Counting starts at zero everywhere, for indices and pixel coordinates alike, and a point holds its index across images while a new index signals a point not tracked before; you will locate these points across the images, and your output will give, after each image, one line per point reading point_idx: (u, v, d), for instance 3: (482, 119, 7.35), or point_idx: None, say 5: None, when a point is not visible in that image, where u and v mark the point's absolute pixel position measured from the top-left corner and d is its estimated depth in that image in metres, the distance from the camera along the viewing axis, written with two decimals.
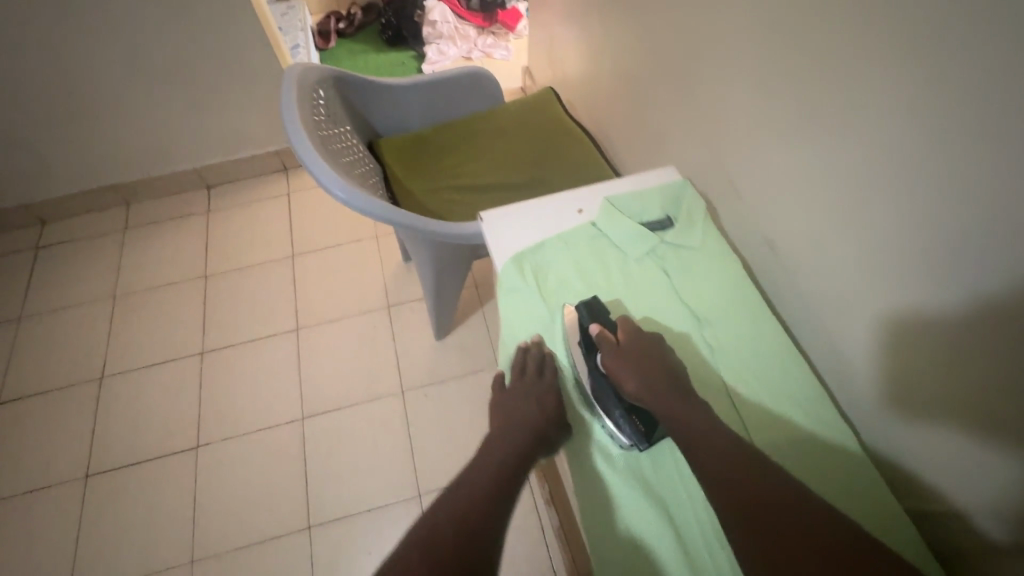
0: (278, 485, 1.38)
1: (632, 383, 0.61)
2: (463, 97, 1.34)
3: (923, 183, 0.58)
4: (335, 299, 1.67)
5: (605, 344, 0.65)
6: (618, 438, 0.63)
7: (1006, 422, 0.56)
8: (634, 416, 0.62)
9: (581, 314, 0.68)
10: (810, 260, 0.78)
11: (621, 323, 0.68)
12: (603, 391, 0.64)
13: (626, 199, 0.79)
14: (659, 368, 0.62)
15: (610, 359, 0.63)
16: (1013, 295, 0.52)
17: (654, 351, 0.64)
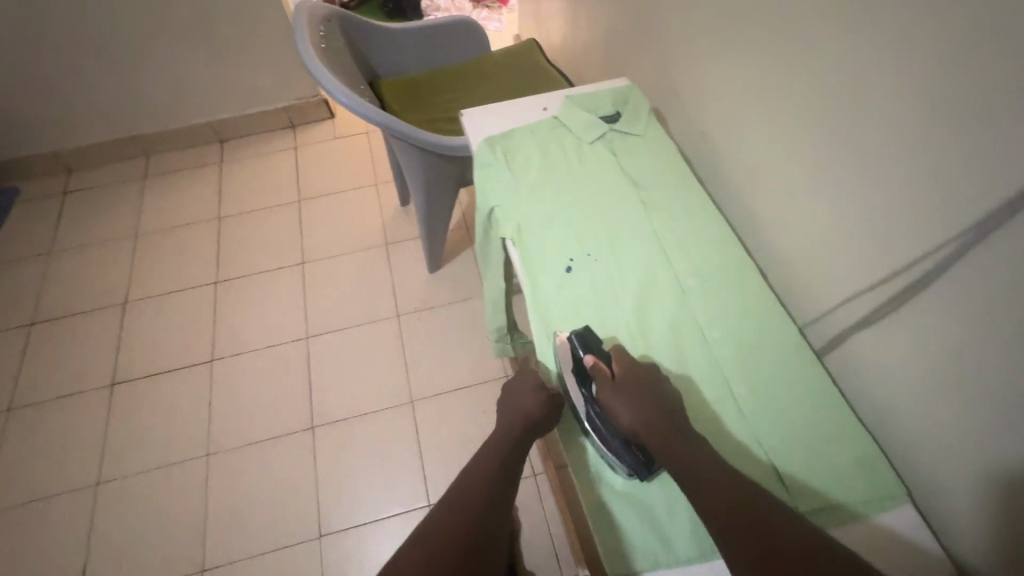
0: (286, 393, 1.53)
1: (627, 418, 0.64)
2: (454, 45, 1.51)
3: (819, 54, 0.72)
4: (338, 238, 1.82)
5: (600, 379, 0.67)
6: (619, 467, 0.66)
7: (882, 231, 0.69)
8: (632, 446, 0.66)
9: (573, 343, 0.70)
10: (733, 142, 0.93)
11: (615, 353, 0.70)
12: (600, 425, 0.67)
13: (583, 98, 0.95)
14: (652, 398, 0.65)
15: (607, 394, 0.66)
16: (874, 116, 0.66)
17: (648, 382, 0.67)
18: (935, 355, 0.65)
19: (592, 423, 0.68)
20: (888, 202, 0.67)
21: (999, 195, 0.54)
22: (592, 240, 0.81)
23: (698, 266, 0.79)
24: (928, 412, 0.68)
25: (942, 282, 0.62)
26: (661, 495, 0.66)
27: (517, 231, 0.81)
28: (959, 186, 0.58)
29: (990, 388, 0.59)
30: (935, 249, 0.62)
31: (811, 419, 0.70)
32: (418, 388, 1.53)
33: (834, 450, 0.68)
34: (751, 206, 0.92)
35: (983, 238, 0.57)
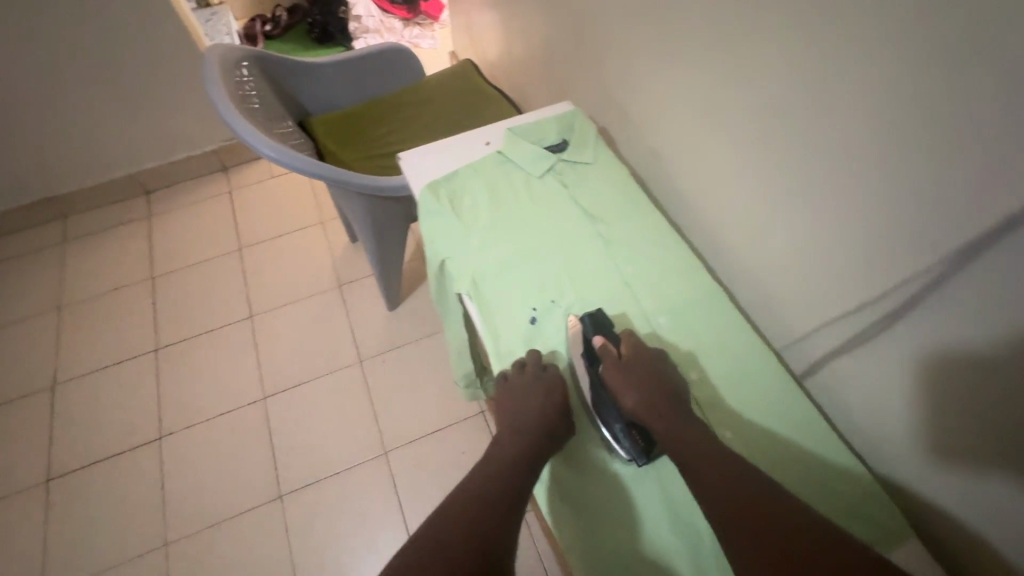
0: (247, 462, 1.42)
1: (630, 399, 0.64)
2: (385, 72, 1.43)
3: (768, 68, 0.68)
4: (287, 284, 1.71)
5: (607, 358, 0.67)
6: (618, 452, 0.65)
7: (854, 260, 0.66)
8: (633, 430, 0.64)
9: (585, 326, 0.70)
10: (686, 161, 0.90)
11: (624, 336, 0.70)
12: (604, 405, 0.66)
13: (527, 129, 0.89)
14: (657, 384, 0.65)
15: (613, 374, 0.65)
16: (833, 132, 0.63)
17: (654, 366, 0.67)
18: (920, 382, 0.63)
19: (596, 403, 0.67)
20: (859, 228, 0.64)
21: (981, 222, 0.51)
22: (554, 286, 0.75)
23: (668, 300, 0.75)
24: (919, 428, 0.65)
25: (919, 310, 0.60)
26: (657, 480, 0.64)
27: (473, 286, 0.75)
28: (928, 210, 0.56)
29: (985, 413, 0.56)
30: (909, 274, 0.59)
31: (802, 456, 0.67)
32: (391, 437, 1.45)
33: (832, 497, 0.65)
34: (710, 222, 0.89)
35: (960, 270, 0.54)
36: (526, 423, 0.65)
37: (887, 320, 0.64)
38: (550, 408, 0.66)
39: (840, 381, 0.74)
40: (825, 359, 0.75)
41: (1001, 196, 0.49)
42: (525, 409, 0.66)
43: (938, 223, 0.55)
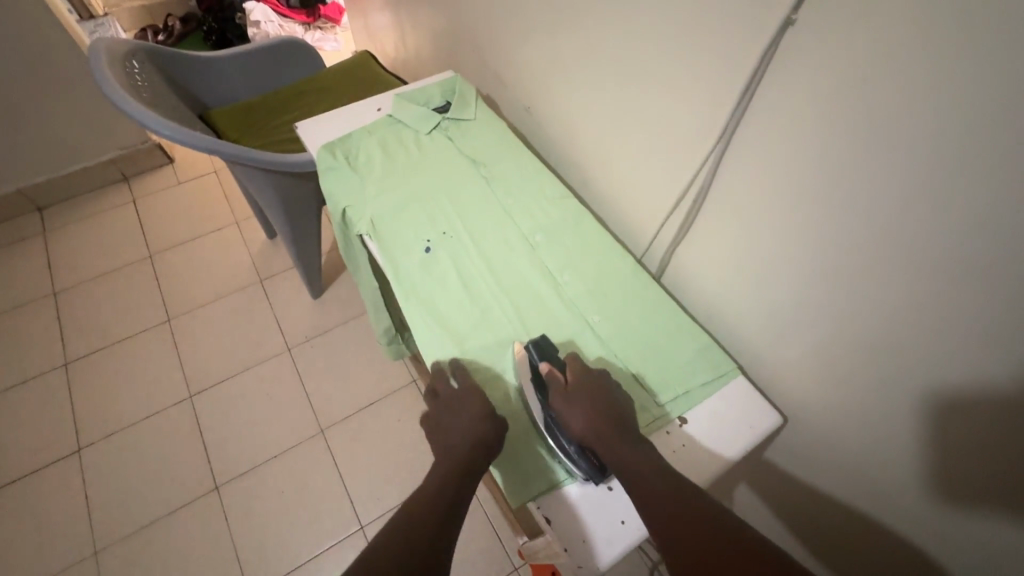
0: (178, 459, 1.41)
1: (581, 424, 0.64)
2: (283, 63, 1.49)
3: (600, 20, 0.81)
4: (204, 284, 1.71)
5: (555, 385, 0.67)
6: (574, 472, 0.65)
7: (670, 162, 0.81)
8: (587, 452, 0.65)
9: (531, 353, 0.71)
10: (553, 112, 1.03)
11: (570, 360, 0.71)
12: (555, 433, 0.66)
13: (412, 94, 1.00)
14: (604, 407, 0.65)
15: (560, 400, 0.66)
16: (642, 60, 0.77)
17: (599, 388, 0.67)
18: (727, 248, 0.78)
19: (549, 432, 0.66)
20: (671, 135, 0.78)
21: (728, 101, 0.67)
22: (444, 220, 0.86)
23: (542, 223, 0.86)
24: (734, 285, 0.80)
25: (716, 187, 0.75)
26: (607, 500, 0.66)
27: (370, 225, 0.84)
28: (705, 107, 0.71)
29: (771, 257, 0.72)
30: (704, 158, 0.74)
31: (661, 329, 0.77)
32: (326, 416, 1.48)
33: (693, 352, 0.75)
34: (583, 164, 1.01)
35: (730, 142, 0.70)
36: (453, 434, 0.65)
37: (695, 204, 0.80)
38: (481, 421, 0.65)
39: (681, 269, 0.88)
40: (671, 255, 0.89)
41: (738, 80, 0.65)
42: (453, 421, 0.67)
43: (715, 114, 0.70)
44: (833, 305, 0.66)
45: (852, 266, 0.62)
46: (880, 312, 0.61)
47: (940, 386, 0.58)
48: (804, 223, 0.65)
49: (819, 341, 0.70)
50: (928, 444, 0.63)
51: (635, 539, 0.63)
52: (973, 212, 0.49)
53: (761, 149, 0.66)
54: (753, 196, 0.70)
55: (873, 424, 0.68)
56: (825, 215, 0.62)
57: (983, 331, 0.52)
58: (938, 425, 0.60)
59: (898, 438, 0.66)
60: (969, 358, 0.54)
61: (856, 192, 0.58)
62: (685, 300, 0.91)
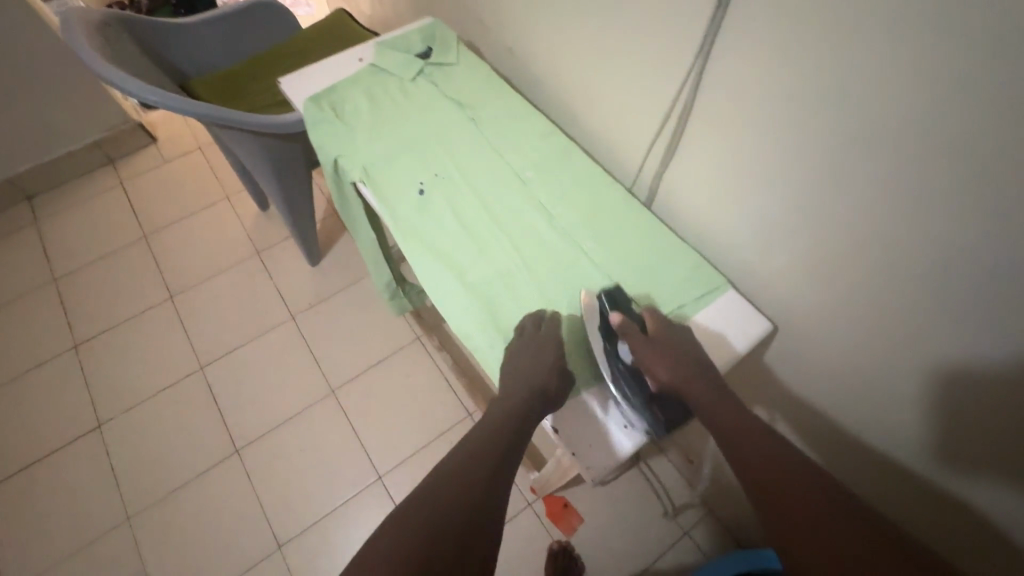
0: (197, 427, 1.45)
1: (664, 372, 0.66)
2: (258, 26, 1.46)
3: None
4: (202, 261, 1.72)
5: (632, 335, 0.69)
6: (635, 423, 0.67)
7: (652, 88, 0.81)
8: (657, 404, 0.67)
9: (602, 302, 0.73)
10: (535, 51, 1.02)
11: (643, 314, 0.73)
12: (626, 383, 0.67)
13: (393, 42, 0.99)
14: (687, 357, 0.68)
15: (641, 348, 0.68)
16: None
17: (679, 339, 0.70)
18: (711, 171, 0.79)
19: (619, 383, 0.68)
20: (652, 60, 0.78)
21: (704, 16, 0.67)
22: (436, 163, 0.87)
23: (532, 160, 0.87)
24: (721, 207, 0.82)
25: (697, 109, 0.76)
26: None
27: (364, 172, 0.85)
28: (683, 26, 0.71)
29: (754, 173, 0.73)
30: (683, 79, 0.75)
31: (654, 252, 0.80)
32: (335, 378, 1.52)
33: (686, 272, 0.78)
34: (569, 102, 1.02)
35: (707, 60, 0.71)
36: (511, 394, 0.68)
37: (677, 128, 0.81)
38: (545, 373, 0.68)
39: (669, 197, 0.90)
40: (659, 185, 0.91)
41: None
42: (520, 377, 0.68)
43: (693, 31, 0.70)
44: (810, 213, 0.68)
45: (825, 173, 0.64)
46: (851, 217, 0.63)
47: (906, 282, 0.61)
48: (782, 134, 0.67)
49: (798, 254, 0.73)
50: (897, 342, 0.66)
51: (630, 447, 0.66)
52: (938, 101, 0.50)
53: (737, 64, 0.67)
54: (733, 112, 0.71)
55: (846, 328, 0.71)
56: (802, 124, 0.64)
57: (945, 222, 0.54)
58: (906, 322, 0.63)
59: (868, 338, 0.69)
60: (934, 251, 0.56)
61: (830, 96, 0.59)
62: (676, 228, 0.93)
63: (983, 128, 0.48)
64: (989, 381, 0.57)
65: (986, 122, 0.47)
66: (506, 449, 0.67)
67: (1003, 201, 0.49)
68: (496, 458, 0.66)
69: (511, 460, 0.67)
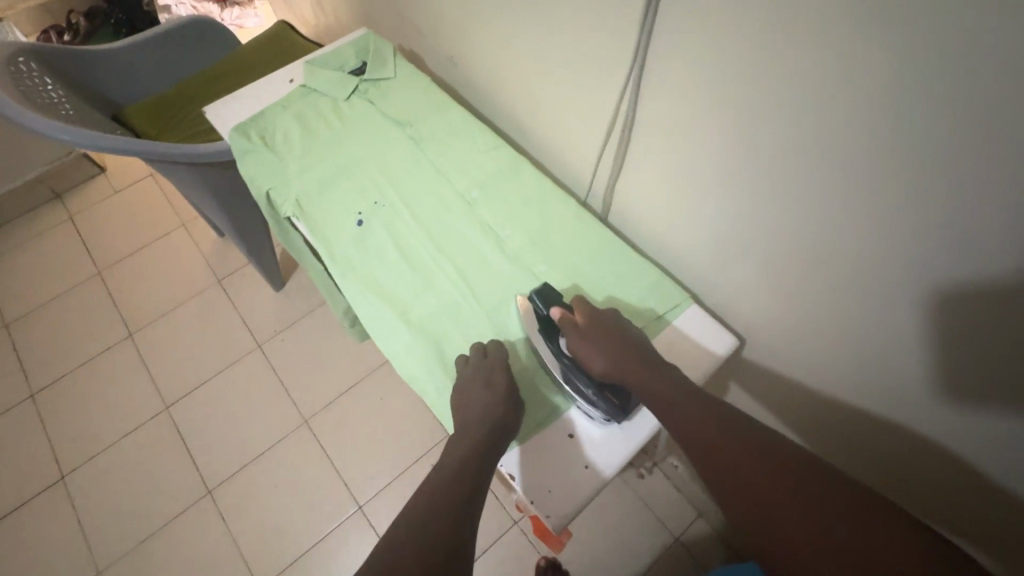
0: (165, 472, 1.39)
1: (600, 361, 0.62)
2: (193, 45, 1.39)
3: None
4: (161, 294, 1.65)
5: (568, 329, 0.65)
6: (596, 416, 0.64)
7: (596, 95, 0.77)
8: (608, 393, 0.63)
9: (536, 304, 0.69)
10: (477, 59, 0.97)
11: (575, 304, 0.68)
12: (573, 378, 0.64)
13: (324, 60, 0.93)
14: (622, 340, 0.63)
15: (575, 342, 0.63)
16: None
17: (613, 324, 0.65)
18: (667, 178, 0.75)
19: (568, 380, 0.64)
20: (594, 66, 0.74)
21: (642, 18, 0.63)
22: (375, 188, 0.82)
23: (477, 178, 0.82)
24: (680, 215, 0.77)
25: (645, 115, 0.71)
26: (633, 440, 0.64)
27: (297, 206, 0.79)
28: (623, 28, 0.66)
29: (711, 180, 0.69)
30: (626, 84, 0.71)
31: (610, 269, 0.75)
32: (308, 406, 1.47)
33: (644, 288, 0.74)
34: (515, 111, 0.97)
35: (652, 64, 0.66)
36: (469, 416, 0.60)
37: (626, 135, 0.76)
38: (500, 398, 0.61)
39: (626, 207, 0.86)
40: (615, 194, 0.86)
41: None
42: (474, 397, 0.61)
43: (634, 34, 0.65)
44: (777, 220, 0.64)
45: (788, 177, 0.60)
46: (822, 220, 0.60)
47: (887, 284, 0.58)
48: (737, 139, 0.62)
49: (769, 260, 0.69)
50: (884, 345, 0.63)
51: (597, 487, 0.62)
52: (904, 100, 0.46)
53: (685, 66, 0.63)
54: (685, 118, 0.67)
55: (831, 332, 0.69)
56: (755, 128, 0.60)
57: (924, 224, 0.51)
58: (892, 325, 0.60)
59: (851, 339, 0.67)
60: (913, 254, 0.53)
61: (784, 97, 0.55)
62: (636, 238, 0.89)
63: (954, 127, 0.44)
64: (987, 382, 0.55)
65: (958, 121, 0.44)
66: (469, 484, 0.55)
67: (983, 201, 0.45)
68: (464, 487, 0.55)
69: (476, 497, 0.55)
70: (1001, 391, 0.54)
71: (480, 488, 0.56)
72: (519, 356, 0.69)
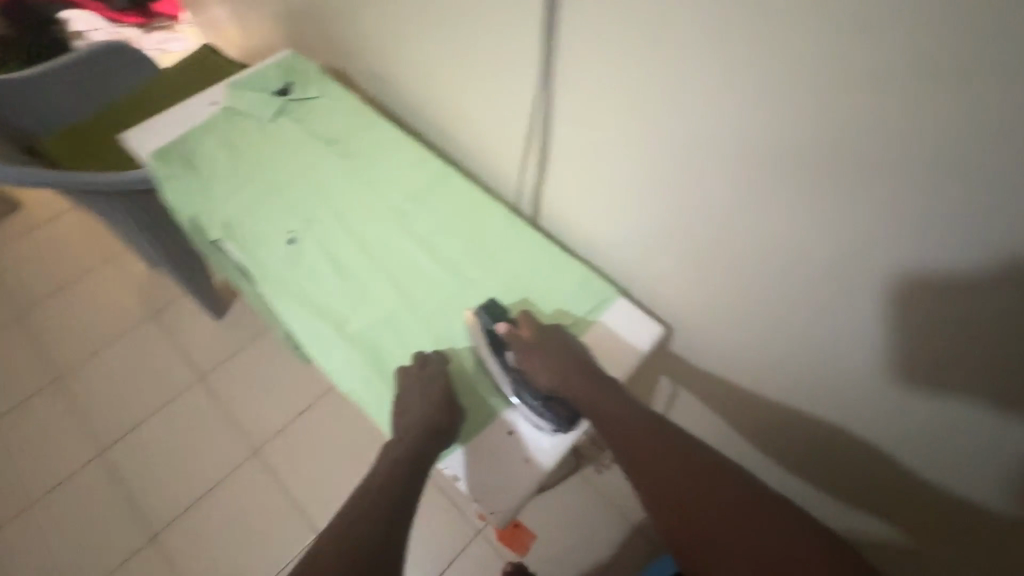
0: (104, 520, 1.31)
1: (546, 376, 0.64)
2: (111, 71, 1.34)
3: None
4: (90, 332, 1.56)
5: (515, 344, 0.67)
6: (542, 426, 0.66)
7: (518, 104, 0.80)
8: (554, 405, 0.65)
9: (482, 318, 0.70)
10: (404, 76, 0.99)
11: (521, 318, 0.69)
12: (521, 391, 0.66)
13: (248, 81, 0.93)
14: (564, 353, 0.65)
15: (522, 357, 0.66)
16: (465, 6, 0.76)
17: (557, 339, 0.67)
18: (590, 180, 0.79)
19: (516, 392, 0.66)
20: (513, 78, 0.78)
21: (549, 31, 0.67)
22: (306, 205, 0.82)
23: (408, 190, 0.84)
24: (605, 214, 0.82)
25: (563, 121, 0.76)
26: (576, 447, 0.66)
27: (226, 229, 0.79)
28: (534, 41, 0.70)
29: (627, 179, 0.74)
30: (542, 92, 0.75)
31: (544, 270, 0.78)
32: (257, 436, 1.42)
33: (576, 286, 0.77)
34: (445, 124, 0.99)
35: (564, 72, 0.70)
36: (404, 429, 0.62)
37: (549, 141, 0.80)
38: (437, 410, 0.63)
39: (556, 210, 0.90)
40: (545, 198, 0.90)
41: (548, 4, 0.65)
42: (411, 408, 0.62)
43: (545, 45, 0.69)
44: (688, 212, 0.70)
45: (693, 172, 0.65)
46: (726, 209, 0.65)
47: (786, 262, 0.63)
48: (645, 139, 0.67)
49: (686, 250, 0.74)
50: (791, 320, 0.68)
51: (537, 480, 0.64)
52: (779, 96, 0.52)
53: (592, 74, 0.67)
54: (598, 122, 0.71)
55: (746, 313, 0.74)
56: (659, 128, 0.64)
57: (807, 206, 0.57)
58: (794, 300, 0.66)
59: (764, 318, 0.72)
60: (803, 233, 0.59)
61: (680, 98, 0.60)
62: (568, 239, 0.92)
63: (820, 117, 0.50)
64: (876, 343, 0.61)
65: (822, 112, 0.50)
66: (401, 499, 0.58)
67: (856, 177, 0.52)
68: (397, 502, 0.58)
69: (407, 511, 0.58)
70: (888, 350, 0.60)
71: (410, 507, 0.60)
72: (460, 363, 0.71)
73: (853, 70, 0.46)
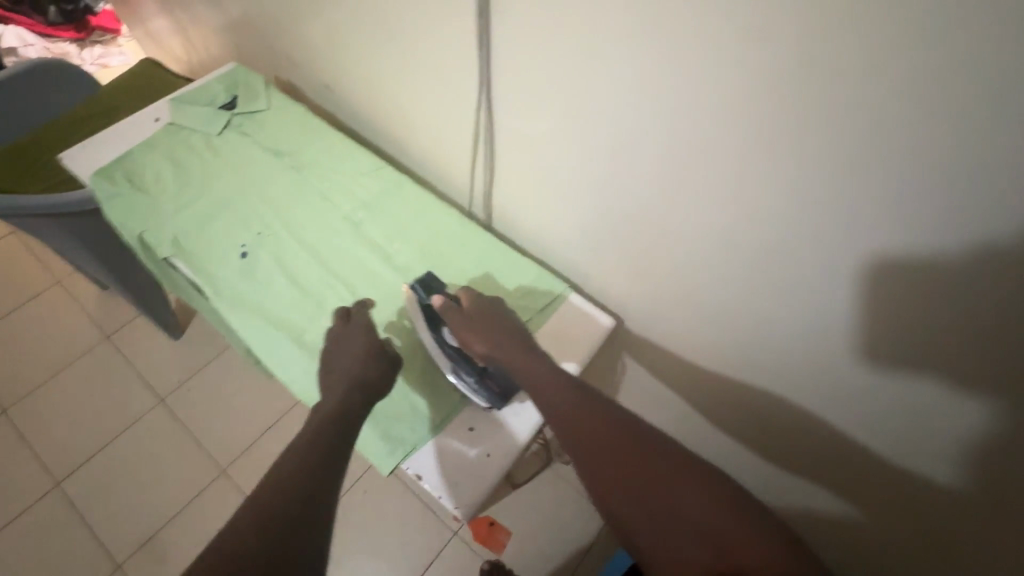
0: (63, 555, 1.26)
1: (478, 345, 0.67)
2: (46, 89, 1.30)
3: None
4: (38, 361, 1.49)
5: (448, 314, 0.69)
6: (476, 399, 0.69)
7: (466, 110, 0.83)
8: (487, 378, 0.69)
9: (418, 292, 0.73)
10: (353, 86, 1.00)
11: (461, 291, 0.72)
12: (455, 360, 0.69)
13: (191, 96, 0.92)
14: (497, 324, 0.68)
15: (455, 326, 0.68)
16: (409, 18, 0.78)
17: (492, 310, 0.70)
18: (538, 181, 0.82)
19: (449, 361, 0.69)
20: (459, 85, 0.80)
21: (488, 39, 0.70)
22: (258, 218, 0.82)
23: (361, 199, 0.85)
24: (555, 213, 0.85)
25: (509, 126, 0.79)
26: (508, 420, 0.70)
27: (175, 245, 0.78)
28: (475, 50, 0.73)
29: (573, 179, 0.77)
30: (485, 96, 0.78)
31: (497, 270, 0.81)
32: (224, 455, 1.39)
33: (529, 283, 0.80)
34: (397, 132, 1.01)
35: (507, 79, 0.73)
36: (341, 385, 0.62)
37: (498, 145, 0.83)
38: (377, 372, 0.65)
39: (509, 212, 0.92)
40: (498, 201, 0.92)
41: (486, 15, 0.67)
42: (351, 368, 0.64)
43: (485, 54, 0.72)
44: (631, 208, 0.73)
45: (632, 170, 0.69)
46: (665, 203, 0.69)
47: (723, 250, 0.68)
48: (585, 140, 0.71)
49: (632, 244, 0.78)
50: (732, 304, 0.73)
51: (501, 474, 0.67)
52: (701, 98, 0.56)
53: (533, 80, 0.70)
54: (540, 124, 0.74)
55: (691, 300, 0.78)
56: (598, 130, 0.68)
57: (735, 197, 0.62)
58: (733, 284, 0.71)
59: (708, 304, 0.76)
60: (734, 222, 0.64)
61: (614, 101, 0.64)
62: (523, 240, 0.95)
63: (739, 115, 0.55)
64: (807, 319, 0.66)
65: (740, 111, 0.54)
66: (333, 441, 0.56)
67: (774, 169, 0.56)
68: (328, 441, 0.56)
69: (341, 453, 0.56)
70: (818, 325, 0.66)
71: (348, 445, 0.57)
72: (402, 341, 0.74)
73: (763, 74, 0.50)
